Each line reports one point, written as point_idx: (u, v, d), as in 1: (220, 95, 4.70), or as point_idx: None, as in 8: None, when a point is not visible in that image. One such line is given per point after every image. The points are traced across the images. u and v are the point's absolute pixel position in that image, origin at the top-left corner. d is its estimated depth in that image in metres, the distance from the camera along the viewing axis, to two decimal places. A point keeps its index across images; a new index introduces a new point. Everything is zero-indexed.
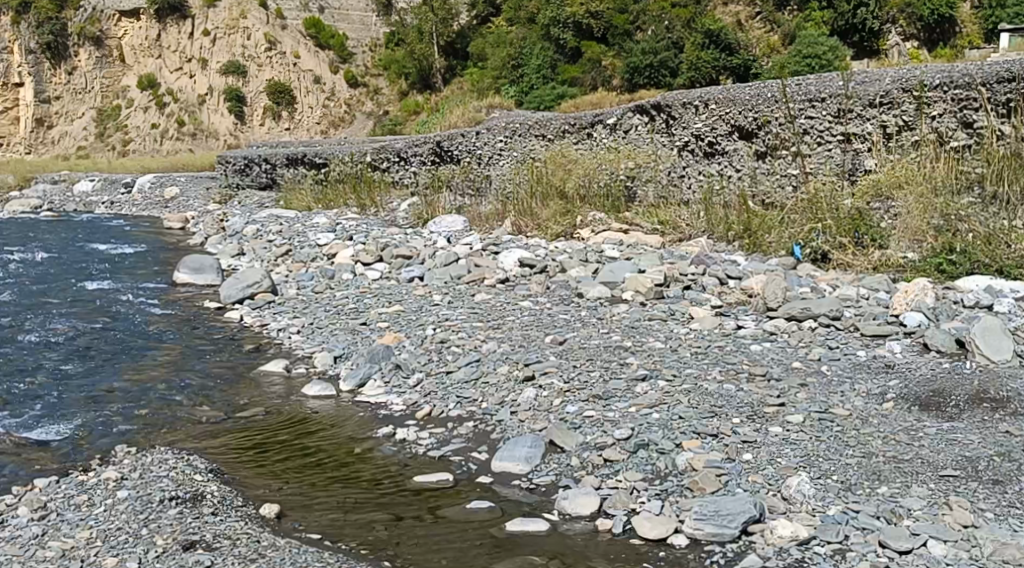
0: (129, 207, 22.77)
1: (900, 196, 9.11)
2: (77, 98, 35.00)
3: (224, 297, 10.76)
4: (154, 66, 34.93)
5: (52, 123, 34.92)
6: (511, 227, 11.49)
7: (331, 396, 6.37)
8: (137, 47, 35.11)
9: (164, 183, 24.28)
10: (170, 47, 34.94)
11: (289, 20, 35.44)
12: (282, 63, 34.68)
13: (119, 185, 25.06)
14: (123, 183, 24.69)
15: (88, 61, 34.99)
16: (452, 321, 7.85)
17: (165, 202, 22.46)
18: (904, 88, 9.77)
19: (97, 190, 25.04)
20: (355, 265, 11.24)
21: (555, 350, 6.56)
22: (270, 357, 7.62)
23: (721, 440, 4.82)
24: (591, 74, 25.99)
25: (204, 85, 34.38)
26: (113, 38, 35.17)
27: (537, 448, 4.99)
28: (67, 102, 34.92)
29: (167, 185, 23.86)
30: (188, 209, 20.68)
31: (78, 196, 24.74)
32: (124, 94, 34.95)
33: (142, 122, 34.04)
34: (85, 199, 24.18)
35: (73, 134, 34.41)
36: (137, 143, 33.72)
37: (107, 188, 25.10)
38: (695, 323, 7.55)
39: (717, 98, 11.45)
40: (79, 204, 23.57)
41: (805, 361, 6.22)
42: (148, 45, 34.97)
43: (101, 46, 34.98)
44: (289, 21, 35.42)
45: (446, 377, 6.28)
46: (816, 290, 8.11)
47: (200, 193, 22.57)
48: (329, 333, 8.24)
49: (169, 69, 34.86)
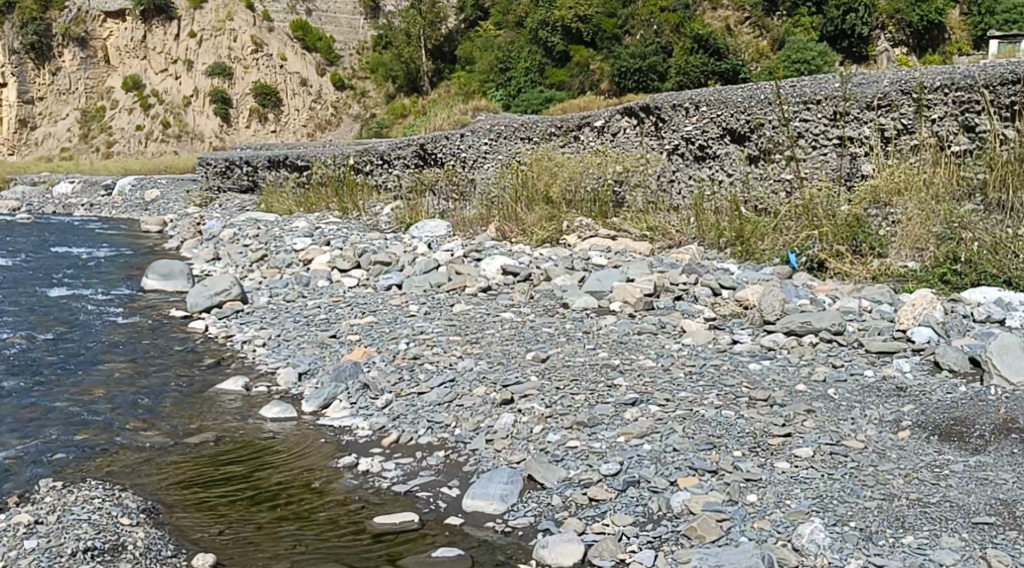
0: (109, 209, 22.16)
1: (902, 202, 8.61)
2: (62, 99, 34.36)
3: (191, 306, 10.18)
4: (139, 67, 34.24)
5: (35, 124, 34.29)
6: (495, 234, 10.93)
7: (291, 418, 5.84)
8: (122, 48, 34.43)
9: (145, 184, 23.69)
10: (156, 49, 34.24)
11: (276, 22, 34.76)
12: (268, 65, 34.00)
13: (98, 186, 24.47)
14: (103, 185, 24.10)
15: (72, 62, 34.33)
16: (428, 335, 7.32)
17: (145, 204, 21.90)
18: (904, 90, 9.29)
19: (77, 191, 24.45)
20: (331, 272, 10.71)
21: (538, 369, 6.03)
22: (230, 373, 7.06)
23: (722, 478, 4.30)
24: (579, 78, 25.41)
25: (190, 86, 33.65)
26: (98, 39, 34.54)
27: (513, 485, 4.45)
28: (51, 102, 34.39)
29: (148, 187, 23.27)
30: (167, 211, 20.11)
31: (57, 197, 24.13)
32: (108, 95, 34.26)
33: (127, 124, 33.55)
34: (64, 201, 23.58)
35: (56, 135, 33.79)
36: (121, 145, 33.16)
37: (87, 190, 24.49)
38: (687, 338, 7.03)
39: (709, 100, 11.01)
40: (58, 206, 22.98)
41: (810, 383, 5.68)
42: (133, 47, 34.31)
43: (85, 47, 34.34)
44: (276, 23, 34.73)
45: (417, 398, 5.74)
46: (815, 302, 7.62)
47: (180, 195, 22.00)
48: (296, 347, 7.68)
49: (155, 70, 34.15)
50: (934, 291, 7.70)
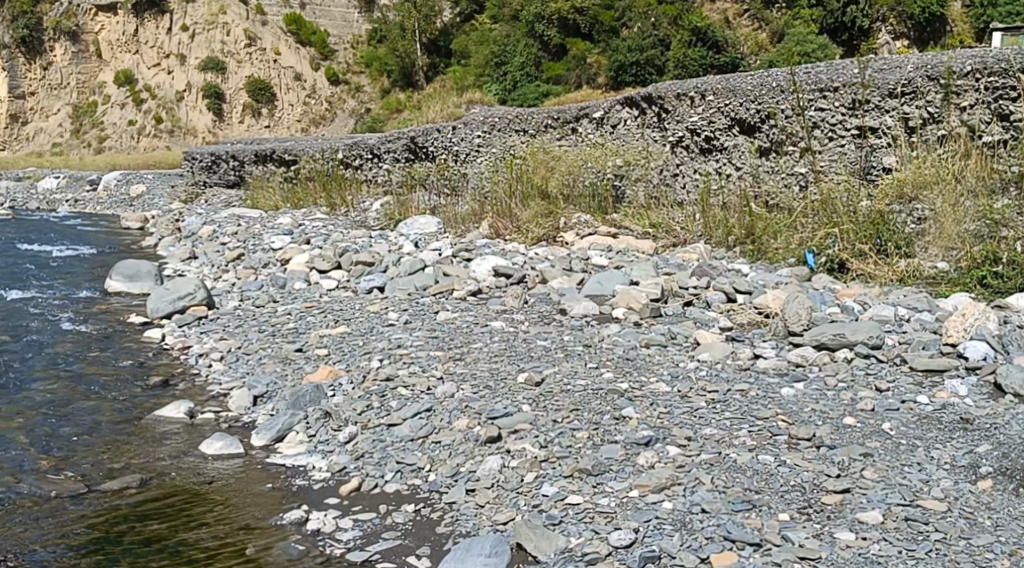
0: (94, 205, 21.16)
1: (929, 197, 7.60)
2: (53, 94, 33.41)
3: (151, 312, 9.20)
4: (131, 62, 33.05)
5: (27, 119, 33.37)
6: (488, 230, 9.93)
7: (236, 453, 4.90)
8: (114, 42, 33.22)
9: (131, 180, 22.79)
10: (148, 42, 33.04)
11: (269, 17, 33.89)
12: (262, 60, 33.04)
13: (83, 182, 23.48)
14: (88, 180, 23.15)
15: (63, 56, 33.22)
16: (406, 350, 6.40)
17: (131, 200, 20.94)
18: (930, 75, 8.28)
19: (62, 186, 23.50)
20: (310, 273, 9.76)
21: (530, 395, 5.09)
22: (178, 395, 6.13)
23: (769, 554, 3.46)
24: (575, 71, 24.29)
25: (183, 81, 32.42)
26: (89, 33, 33.40)
27: (499, 558, 3.63)
28: (42, 97, 33.42)
29: (134, 183, 22.34)
30: (151, 207, 19.18)
31: (41, 193, 23.14)
32: (100, 89, 33.15)
33: (120, 119, 32.28)
34: (48, 196, 22.60)
35: (48, 130, 32.85)
36: (113, 140, 31.92)
37: (72, 186, 23.50)
38: (702, 353, 6.11)
39: (716, 88, 10.02)
40: (42, 202, 21.95)
41: (857, 414, 4.73)
42: (125, 41, 33.11)
43: (77, 41, 33.23)
44: (269, 18, 33.88)
45: (387, 433, 4.81)
46: (845, 309, 6.68)
47: (166, 190, 21.07)
48: (256, 363, 6.73)
49: (147, 65, 32.93)
50: (974, 297, 6.76)
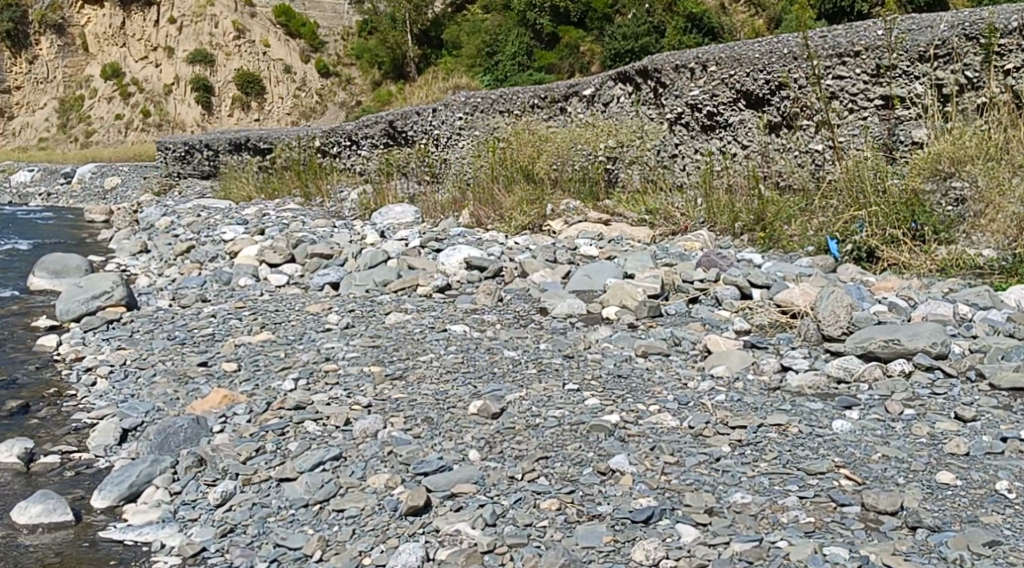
0: (65, 198, 19.53)
1: (970, 173, 5.92)
2: (38, 88, 30.68)
3: (60, 314, 7.50)
4: (118, 55, 30.35)
5: (12, 114, 30.79)
6: (467, 220, 8.43)
7: (63, 522, 3.44)
8: (100, 35, 30.42)
9: (106, 172, 21.15)
10: (134, 35, 30.31)
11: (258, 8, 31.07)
12: (251, 53, 30.24)
13: (58, 175, 21.81)
14: (62, 173, 21.51)
15: (49, 50, 30.48)
16: (334, 364, 4.96)
17: (103, 193, 19.31)
18: (968, 33, 6.68)
19: (37, 179, 21.83)
20: (258, 267, 8.18)
21: (481, 433, 3.65)
22: (36, 428, 4.70)
23: None
24: (569, 60, 22.19)
25: (171, 73, 29.98)
26: (76, 26, 30.61)
27: None
28: (27, 92, 30.74)
29: (108, 175, 20.78)
30: (120, 200, 17.62)
31: (13, 188, 21.51)
32: (87, 84, 30.50)
33: (107, 113, 29.88)
34: (21, 191, 20.95)
35: (35, 125, 30.30)
36: (100, 135, 29.57)
37: (47, 179, 21.84)
38: (716, 367, 4.66)
39: (719, 56, 8.39)
40: (13, 197, 20.32)
41: (948, 462, 3.33)
42: (111, 34, 30.31)
43: (63, 34, 30.49)
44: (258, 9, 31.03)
45: (274, 494, 3.41)
46: (894, 307, 5.20)
47: (140, 182, 19.49)
48: (146, 381, 5.26)
49: (134, 57, 30.30)
50: None
